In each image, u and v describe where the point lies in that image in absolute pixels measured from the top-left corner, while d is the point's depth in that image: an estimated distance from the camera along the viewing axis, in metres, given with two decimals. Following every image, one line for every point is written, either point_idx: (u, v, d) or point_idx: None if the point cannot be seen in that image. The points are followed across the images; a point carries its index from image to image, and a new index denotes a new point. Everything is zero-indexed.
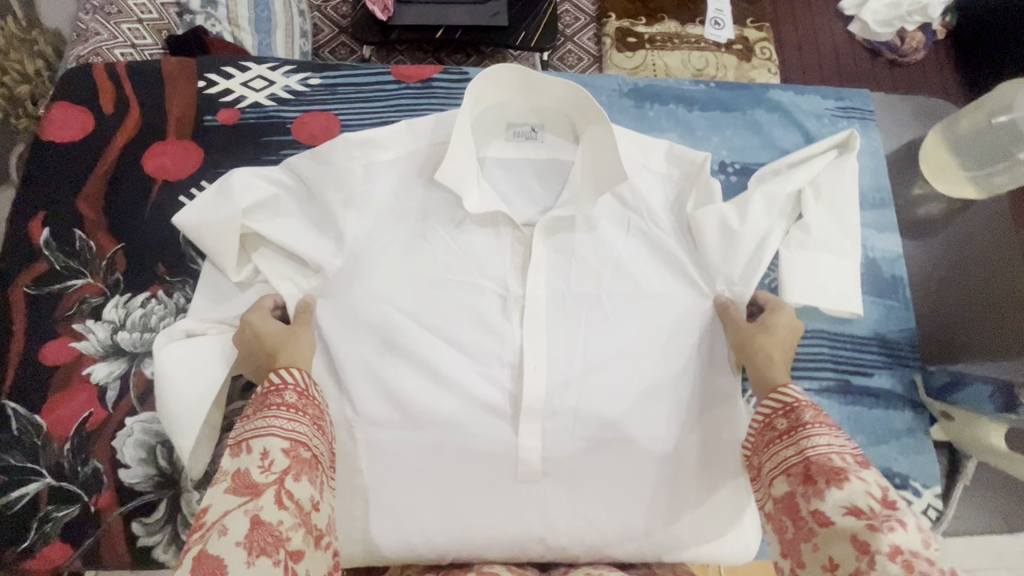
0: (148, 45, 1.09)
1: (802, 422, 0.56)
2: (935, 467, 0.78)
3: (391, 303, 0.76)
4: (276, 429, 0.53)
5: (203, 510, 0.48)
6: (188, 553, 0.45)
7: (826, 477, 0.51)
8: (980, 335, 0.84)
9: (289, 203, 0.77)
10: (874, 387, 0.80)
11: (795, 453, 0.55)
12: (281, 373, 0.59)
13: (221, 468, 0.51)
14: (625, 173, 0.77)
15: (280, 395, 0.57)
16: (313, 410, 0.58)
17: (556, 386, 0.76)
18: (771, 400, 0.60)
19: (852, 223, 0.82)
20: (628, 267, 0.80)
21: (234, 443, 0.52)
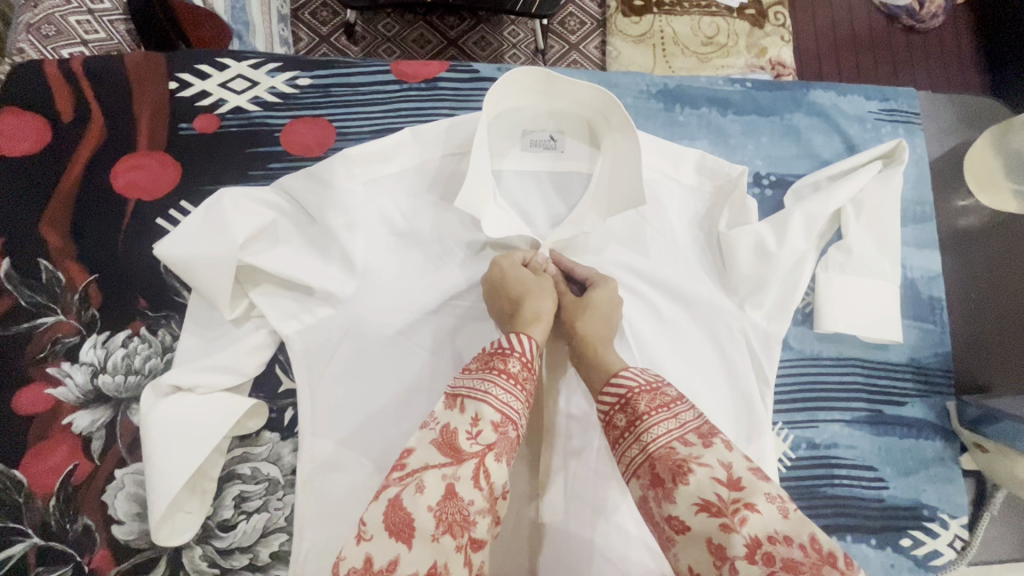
0: (108, 11, 0.88)
1: (639, 415, 0.54)
2: (963, 497, 0.76)
3: (404, 337, 0.71)
4: (491, 398, 0.54)
5: (409, 450, 0.51)
6: (388, 490, 0.48)
7: (672, 475, 0.49)
8: (1017, 358, 0.81)
9: (287, 228, 0.69)
10: (907, 417, 0.77)
11: (639, 452, 0.52)
12: (508, 339, 0.59)
13: (436, 414, 0.53)
14: (644, 197, 0.70)
15: (505, 362, 0.57)
16: (528, 387, 0.57)
17: (579, 422, 0.72)
18: (605, 398, 0.57)
19: (893, 243, 0.77)
20: (648, 292, 0.76)
21: (452, 395, 0.54)
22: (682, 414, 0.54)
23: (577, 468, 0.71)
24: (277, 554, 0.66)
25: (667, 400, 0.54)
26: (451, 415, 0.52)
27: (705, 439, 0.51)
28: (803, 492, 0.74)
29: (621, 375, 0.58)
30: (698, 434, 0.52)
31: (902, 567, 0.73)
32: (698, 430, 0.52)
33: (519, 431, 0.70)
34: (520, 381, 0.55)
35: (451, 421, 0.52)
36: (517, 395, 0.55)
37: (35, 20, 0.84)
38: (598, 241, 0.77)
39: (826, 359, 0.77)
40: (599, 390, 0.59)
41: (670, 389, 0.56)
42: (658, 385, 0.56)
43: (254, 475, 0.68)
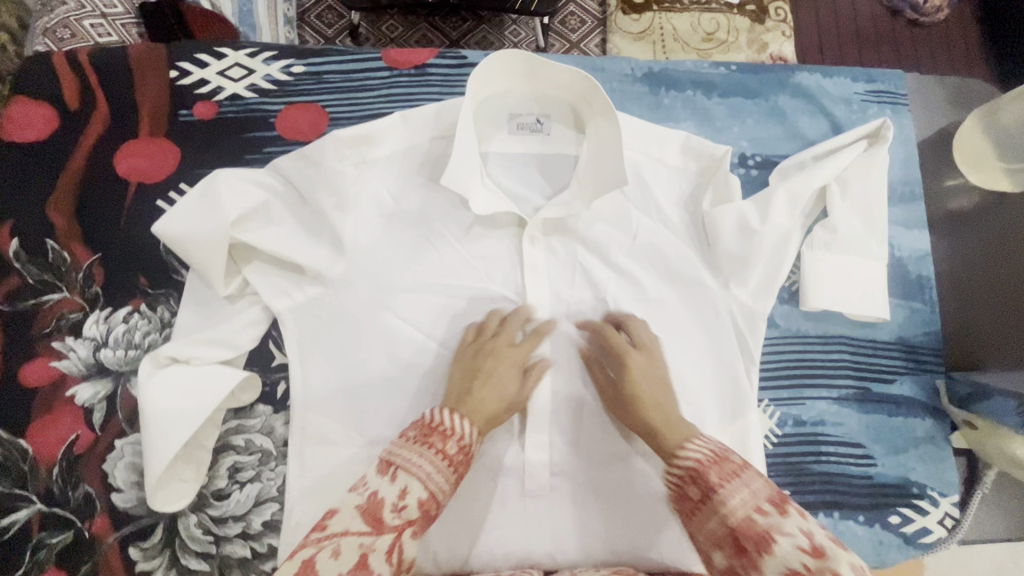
0: (120, 15, 0.91)
1: (711, 485, 0.53)
2: (954, 475, 0.76)
3: (392, 313, 0.73)
4: (421, 473, 0.56)
5: (332, 513, 0.52)
6: (305, 550, 0.50)
7: (755, 543, 0.48)
8: (1009, 338, 0.80)
9: (280, 208, 0.71)
10: (896, 394, 0.77)
11: (717, 523, 0.52)
12: (440, 413, 0.60)
13: (368, 480, 0.55)
14: (625, 178, 0.71)
15: (444, 442, 0.58)
16: (462, 470, 0.59)
17: (563, 399, 0.74)
18: (674, 468, 0.57)
19: (879, 221, 0.77)
20: (633, 271, 0.77)
21: (385, 462, 0.56)
22: (752, 481, 0.52)
23: (562, 444, 0.73)
24: (269, 523, 0.68)
25: (735, 468, 0.53)
26: (380, 484, 0.55)
27: (780, 506, 0.50)
28: (789, 469, 0.74)
29: (685, 449, 0.58)
30: (772, 501, 0.50)
31: (890, 544, 0.73)
32: (771, 496, 0.51)
33: (504, 406, 0.73)
34: (454, 464, 0.57)
35: (378, 490, 0.54)
36: (447, 475, 0.57)
37: (50, 25, 0.87)
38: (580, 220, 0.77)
39: (812, 337, 0.77)
40: (668, 456, 0.59)
41: (736, 456, 0.55)
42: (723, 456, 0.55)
43: (248, 446, 0.70)
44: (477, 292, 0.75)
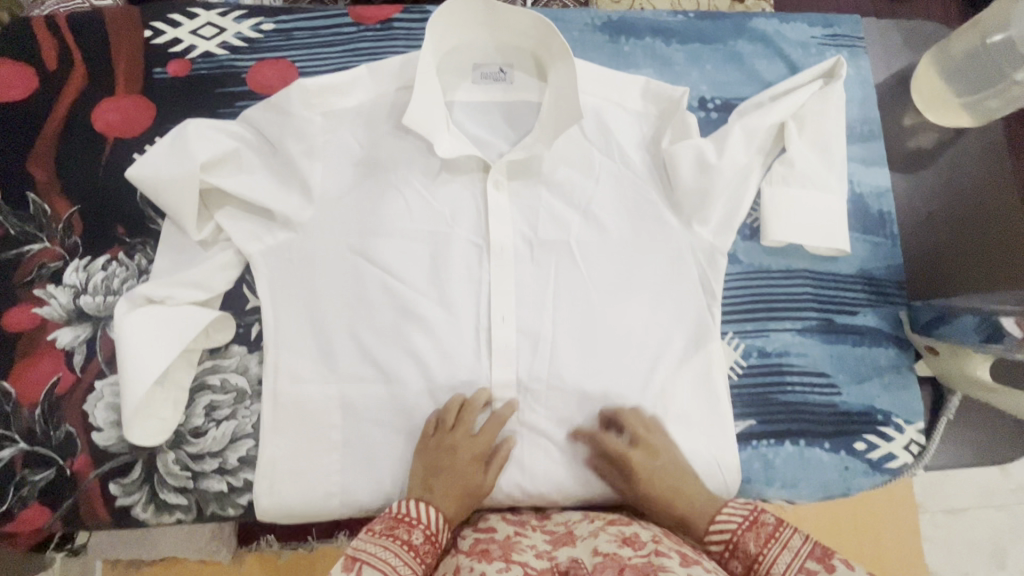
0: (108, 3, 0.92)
1: (753, 557, 0.58)
2: (918, 403, 0.77)
3: (361, 255, 0.75)
4: (384, 564, 0.55)
5: None
6: None
7: None
8: (972, 270, 0.81)
9: (250, 157, 0.74)
10: (859, 325, 0.78)
11: None
12: (405, 504, 0.61)
13: (330, 574, 0.54)
14: (580, 111, 0.73)
15: (408, 533, 0.58)
16: (428, 561, 0.58)
17: (528, 336, 0.75)
18: (713, 545, 0.61)
19: (836, 157, 0.78)
20: (596, 212, 0.78)
21: (351, 559, 0.56)
22: (791, 541, 0.57)
23: (532, 381, 0.75)
24: (245, 458, 0.70)
25: (770, 531, 0.59)
26: None
27: (825, 563, 0.56)
28: (753, 399, 0.76)
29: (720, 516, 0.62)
30: (817, 559, 0.56)
31: (855, 469, 0.74)
32: (814, 554, 0.57)
33: (469, 344, 0.75)
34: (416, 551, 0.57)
35: None
36: (412, 565, 0.56)
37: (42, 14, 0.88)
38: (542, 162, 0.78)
39: (774, 272, 0.79)
40: (703, 534, 0.62)
41: (771, 518, 0.60)
42: (754, 523, 0.60)
43: (223, 385, 0.72)
44: (444, 236, 0.77)
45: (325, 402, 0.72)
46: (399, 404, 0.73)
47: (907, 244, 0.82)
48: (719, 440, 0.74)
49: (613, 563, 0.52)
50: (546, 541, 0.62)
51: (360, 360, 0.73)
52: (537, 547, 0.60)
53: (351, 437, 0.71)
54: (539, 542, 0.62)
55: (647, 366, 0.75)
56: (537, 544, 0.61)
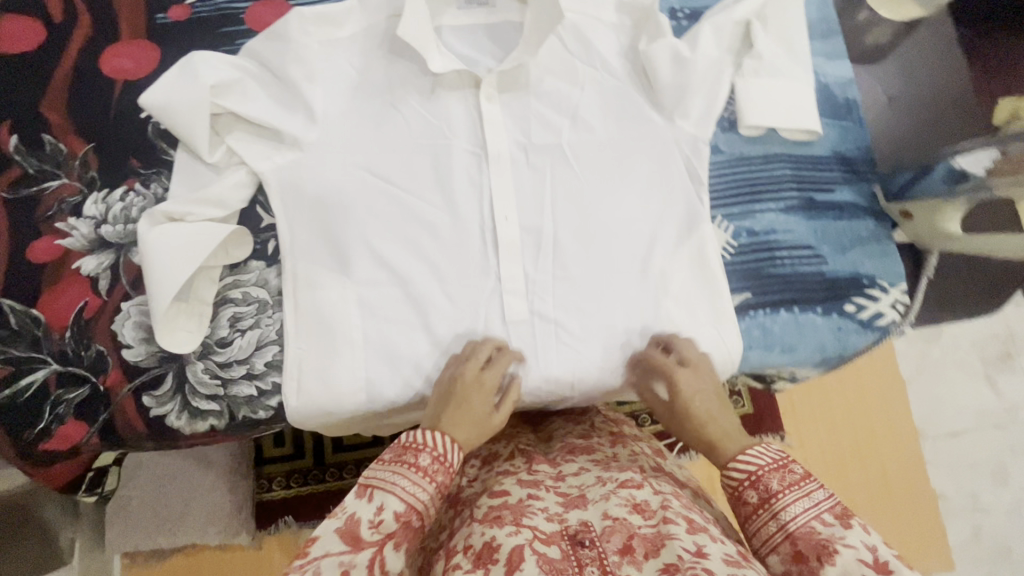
0: None
1: (772, 493, 0.55)
2: (900, 267, 0.82)
3: (368, 170, 0.79)
4: (398, 488, 0.55)
5: (313, 537, 0.53)
6: None
7: (816, 553, 0.51)
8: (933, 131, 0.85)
9: (254, 84, 0.78)
10: (838, 201, 0.84)
11: (777, 530, 0.54)
12: (424, 433, 0.59)
13: (345, 501, 0.55)
14: (561, 13, 0.77)
15: (417, 456, 0.57)
16: (440, 480, 0.57)
17: (530, 232, 0.80)
18: (732, 474, 0.58)
19: (799, 49, 0.85)
20: (584, 116, 0.83)
21: (362, 485, 0.56)
22: (814, 492, 0.54)
23: (537, 273, 0.78)
24: (271, 363, 0.73)
25: (796, 479, 0.55)
26: (358, 505, 0.55)
27: (843, 519, 0.52)
28: (746, 274, 0.81)
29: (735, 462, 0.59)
30: (835, 514, 0.53)
31: (849, 330, 0.79)
32: (833, 509, 0.54)
33: (476, 244, 0.79)
34: (429, 475, 0.56)
35: (357, 510, 0.54)
36: (424, 488, 0.56)
37: None
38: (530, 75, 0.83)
39: (755, 158, 0.84)
40: (724, 465, 0.60)
41: (798, 466, 0.56)
42: (766, 471, 0.56)
43: (245, 298, 0.75)
44: (443, 148, 0.81)
45: (345, 305, 0.75)
46: (414, 303, 0.76)
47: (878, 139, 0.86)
48: (720, 312, 0.78)
49: (623, 530, 0.53)
50: (559, 504, 0.59)
51: (374, 264, 0.77)
52: (548, 509, 0.57)
53: (370, 337, 0.75)
54: (552, 502, 0.59)
55: (644, 252, 0.80)
56: (549, 506, 0.58)
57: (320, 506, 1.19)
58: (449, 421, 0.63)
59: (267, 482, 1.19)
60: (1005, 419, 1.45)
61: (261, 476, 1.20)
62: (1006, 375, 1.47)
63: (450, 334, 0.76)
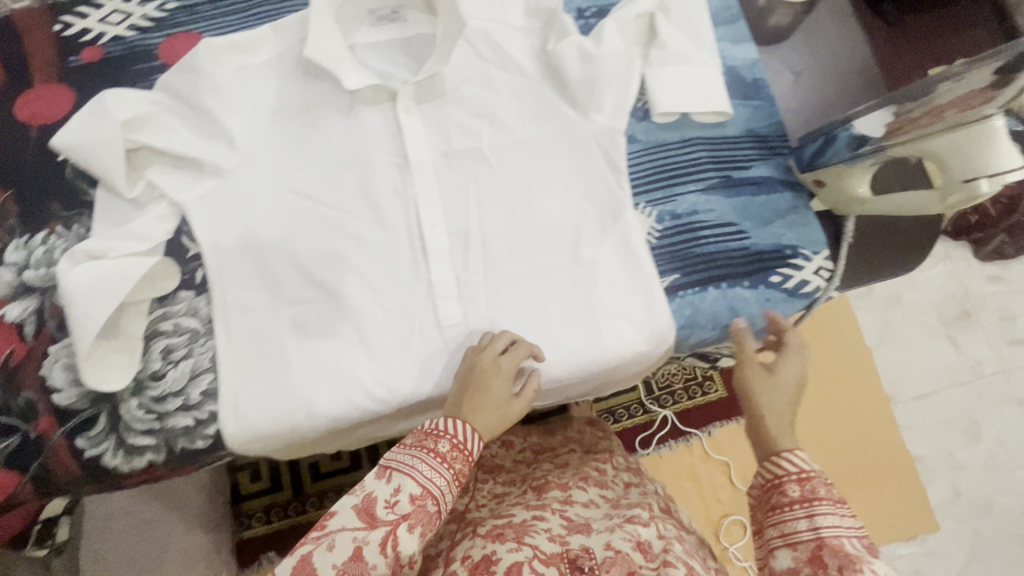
0: None
1: (816, 495, 0.57)
2: (820, 234, 0.85)
3: (292, 190, 0.80)
4: (415, 472, 0.59)
5: (332, 512, 0.56)
6: (303, 547, 0.55)
7: (839, 563, 0.52)
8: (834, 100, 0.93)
9: (170, 116, 0.78)
10: (754, 177, 0.86)
11: (807, 528, 0.55)
12: (445, 420, 0.63)
13: (364, 481, 0.59)
14: (463, 22, 0.83)
15: (435, 442, 0.61)
16: (459, 469, 0.61)
17: (458, 236, 0.81)
18: (767, 467, 0.61)
19: (703, 36, 0.88)
20: (502, 118, 0.85)
21: (383, 466, 0.60)
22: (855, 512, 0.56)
23: (468, 275, 0.79)
24: (207, 391, 0.73)
25: (838, 491, 0.57)
26: (376, 484, 0.58)
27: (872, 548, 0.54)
28: (673, 255, 0.83)
29: (785, 455, 0.60)
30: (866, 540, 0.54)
31: (776, 300, 0.81)
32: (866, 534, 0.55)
33: (405, 253, 0.80)
34: (447, 462, 0.60)
35: (375, 489, 0.58)
36: (441, 473, 0.60)
37: None
38: (447, 84, 0.85)
39: (671, 143, 0.87)
40: (763, 457, 0.62)
41: None
42: (813, 477, 0.58)
43: (176, 328, 0.75)
44: (366, 162, 0.82)
45: (279, 326, 0.75)
46: (348, 317, 0.77)
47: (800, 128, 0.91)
48: (650, 294, 0.80)
49: (623, 563, 0.61)
50: (562, 526, 0.69)
51: (304, 283, 0.77)
52: (550, 531, 0.67)
53: (306, 356, 0.75)
54: (556, 524, 0.69)
55: (572, 244, 0.82)
56: (553, 527, 0.69)
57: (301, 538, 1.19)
58: (473, 407, 0.65)
59: (247, 519, 1.18)
60: (968, 375, 1.49)
61: (240, 514, 1.19)
62: (963, 331, 1.51)
63: (386, 343, 0.76)
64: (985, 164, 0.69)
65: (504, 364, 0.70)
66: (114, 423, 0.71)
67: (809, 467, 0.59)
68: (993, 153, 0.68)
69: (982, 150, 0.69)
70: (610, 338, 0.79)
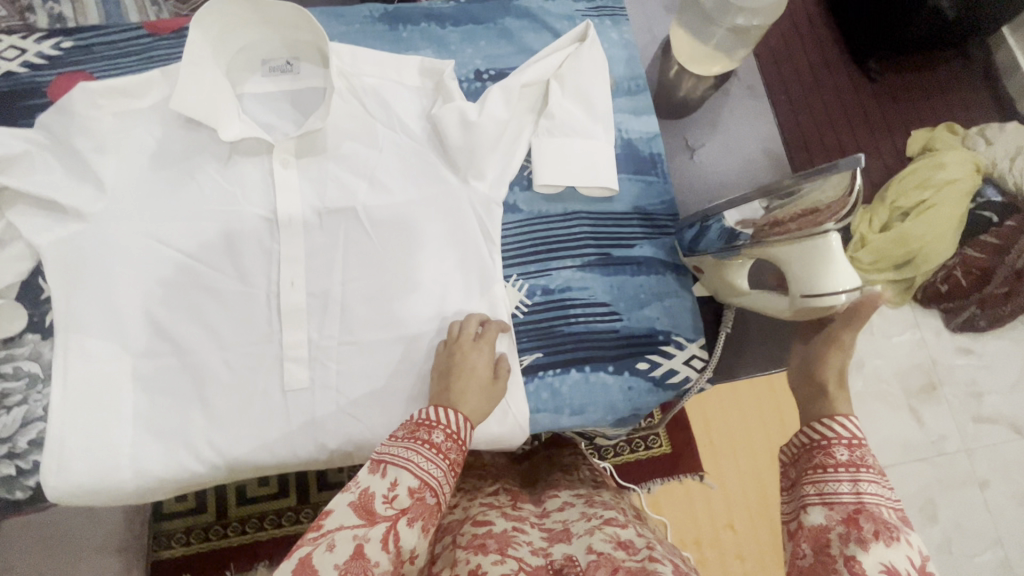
0: None
1: (862, 462, 0.55)
2: (697, 321, 0.81)
3: (157, 239, 0.80)
4: (412, 465, 0.58)
5: (328, 510, 0.54)
6: (302, 548, 0.52)
7: (875, 528, 0.51)
8: (734, 181, 0.91)
9: (43, 156, 0.78)
10: (635, 256, 0.83)
11: (850, 492, 0.54)
12: (435, 411, 0.63)
13: (358, 475, 0.57)
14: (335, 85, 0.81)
15: (429, 433, 0.61)
16: (453, 457, 0.61)
17: (319, 296, 0.79)
18: (811, 431, 0.59)
19: (597, 108, 0.86)
20: (381, 177, 0.84)
21: (376, 461, 0.58)
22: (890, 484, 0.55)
23: (322, 338, 0.77)
24: (35, 441, 0.72)
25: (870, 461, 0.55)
26: (372, 480, 0.56)
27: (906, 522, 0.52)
28: (540, 332, 0.80)
29: (837, 420, 0.59)
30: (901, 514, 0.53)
31: (640, 389, 0.78)
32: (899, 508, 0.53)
33: (260, 311, 0.78)
34: (444, 452, 0.60)
35: (371, 485, 0.56)
36: (437, 463, 0.59)
37: None
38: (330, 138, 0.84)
39: (552, 216, 0.85)
40: (811, 421, 0.61)
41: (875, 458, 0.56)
42: (863, 445, 0.56)
43: (15, 372, 0.74)
44: (237, 214, 0.81)
45: (120, 378, 0.74)
46: (193, 373, 0.75)
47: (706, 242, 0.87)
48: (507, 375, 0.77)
49: (607, 564, 0.57)
50: (542, 538, 0.67)
51: (152, 336, 0.76)
52: (533, 543, 0.65)
53: (143, 412, 0.74)
54: (536, 537, 0.67)
55: (435, 314, 0.79)
56: (534, 540, 0.66)
57: (219, 564, 1.13)
58: (455, 394, 0.66)
59: (165, 539, 1.12)
60: (928, 452, 1.39)
61: (159, 534, 1.13)
62: (927, 404, 1.42)
63: (227, 404, 0.74)
64: (821, 283, 0.62)
65: (484, 346, 0.72)
66: None
67: (861, 435, 0.57)
68: (828, 273, 0.62)
69: (818, 267, 0.63)
70: None
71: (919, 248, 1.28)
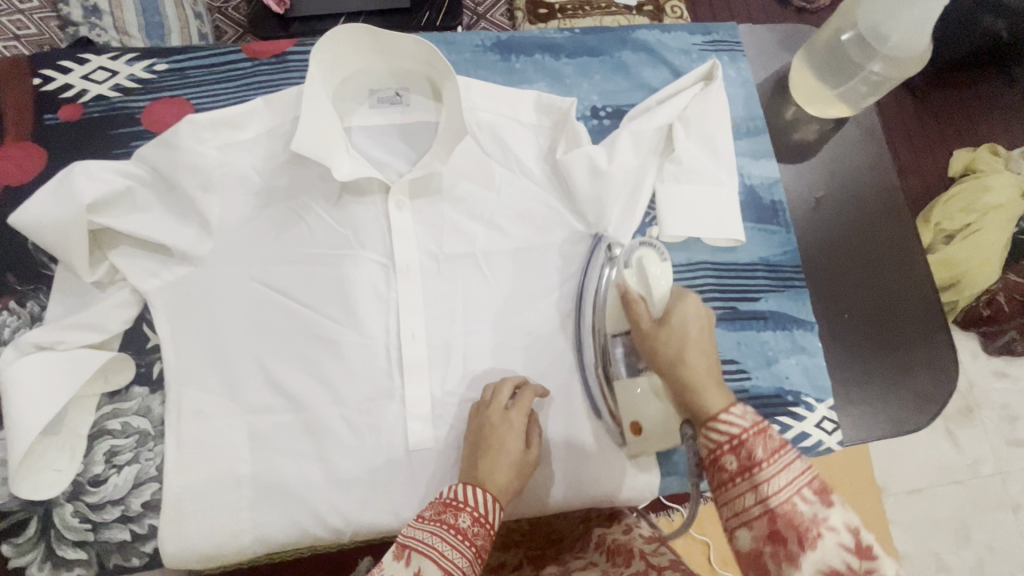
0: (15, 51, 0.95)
1: (754, 462, 0.47)
2: (827, 380, 0.79)
3: (263, 282, 0.74)
4: (435, 552, 0.55)
5: None
6: None
7: (796, 535, 0.44)
8: (855, 234, 0.87)
9: (145, 195, 0.72)
10: (761, 310, 0.81)
11: (755, 502, 0.47)
12: (465, 490, 0.59)
13: (383, 562, 0.55)
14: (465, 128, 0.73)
15: (455, 517, 0.57)
16: (480, 543, 0.57)
17: (438, 349, 0.75)
18: (709, 436, 0.50)
19: (723, 151, 0.82)
20: (499, 221, 0.79)
21: (400, 546, 0.56)
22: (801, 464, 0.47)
23: (446, 393, 0.74)
24: (149, 503, 0.68)
25: (777, 445, 0.47)
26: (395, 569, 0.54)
27: (825, 495, 0.45)
28: None
29: (713, 424, 0.50)
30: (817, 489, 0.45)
31: None
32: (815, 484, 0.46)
33: (378, 364, 0.74)
34: (469, 537, 0.56)
35: None
36: (463, 552, 0.55)
37: None
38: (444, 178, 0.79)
39: (677, 266, 0.82)
40: (702, 427, 0.52)
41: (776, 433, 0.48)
42: (747, 440, 0.48)
43: (124, 429, 0.70)
44: (348, 258, 0.76)
45: (239, 438, 0.70)
46: (311, 431, 0.71)
47: (837, 300, 0.84)
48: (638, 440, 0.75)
49: None
50: None
51: (267, 389, 0.72)
52: None
53: (261, 473, 0.69)
54: None
55: (561, 371, 0.76)
56: None
57: None
58: (485, 467, 0.62)
59: None
60: (964, 474, 1.36)
61: None
62: (966, 428, 1.39)
63: (348, 466, 0.71)
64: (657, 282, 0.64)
65: (515, 416, 0.67)
66: (45, 528, 0.67)
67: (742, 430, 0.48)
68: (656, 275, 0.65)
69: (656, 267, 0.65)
70: (590, 481, 0.74)
71: (966, 271, 1.27)
